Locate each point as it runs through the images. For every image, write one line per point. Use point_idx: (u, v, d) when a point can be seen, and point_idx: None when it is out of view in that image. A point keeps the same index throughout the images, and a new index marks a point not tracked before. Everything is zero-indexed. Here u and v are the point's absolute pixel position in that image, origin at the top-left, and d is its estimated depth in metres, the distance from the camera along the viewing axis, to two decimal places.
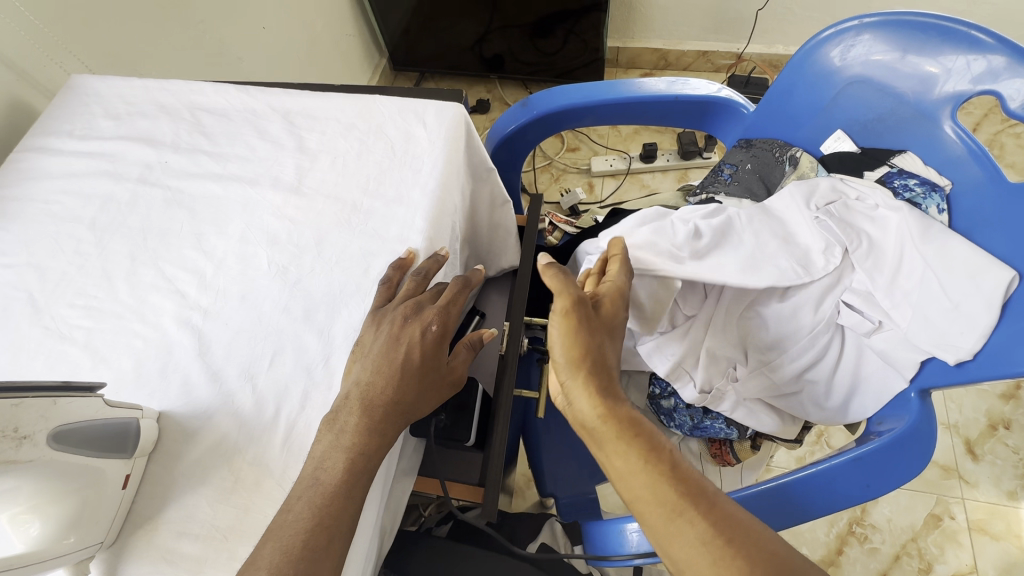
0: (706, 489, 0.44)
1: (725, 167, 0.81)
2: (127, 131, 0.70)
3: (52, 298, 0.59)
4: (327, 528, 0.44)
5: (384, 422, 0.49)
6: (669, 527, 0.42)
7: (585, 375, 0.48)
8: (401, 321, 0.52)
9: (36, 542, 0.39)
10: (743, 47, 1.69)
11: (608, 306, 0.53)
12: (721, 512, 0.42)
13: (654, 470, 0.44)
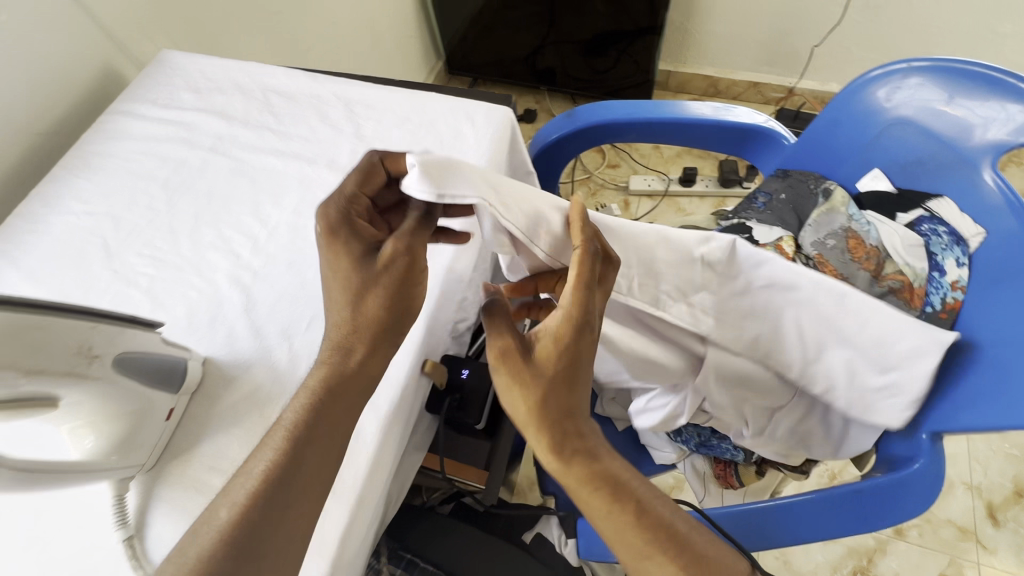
0: (673, 533, 0.45)
1: (761, 195, 0.81)
2: (204, 104, 0.77)
3: (123, 246, 0.65)
4: (288, 489, 0.44)
5: (336, 397, 0.47)
6: (637, 565, 0.45)
7: (536, 430, 0.46)
8: (340, 260, 0.49)
9: (89, 452, 0.44)
10: (795, 82, 1.69)
11: (551, 349, 0.46)
12: (689, 555, 0.44)
13: (626, 521, 0.45)
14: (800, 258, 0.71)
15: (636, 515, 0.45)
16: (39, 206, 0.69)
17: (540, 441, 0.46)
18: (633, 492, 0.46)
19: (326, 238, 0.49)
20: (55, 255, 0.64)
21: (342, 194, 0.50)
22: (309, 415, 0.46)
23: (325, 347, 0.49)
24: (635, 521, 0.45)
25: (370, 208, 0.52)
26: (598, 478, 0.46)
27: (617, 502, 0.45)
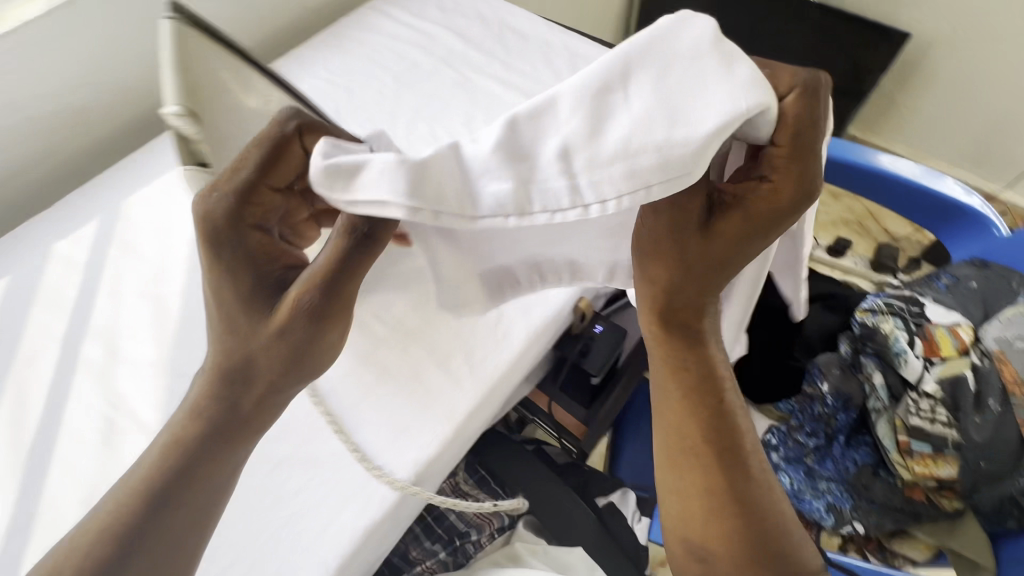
0: (736, 452, 0.43)
1: (943, 275, 0.70)
2: (447, 22, 0.85)
3: (352, 116, 0.74)
4: (134, 554, 0.37)
5: (198, 458, 0.39)
6: (678, 461, 0.44)
7: (658, 283, 0.40)
8: (224, 295, 0.37)
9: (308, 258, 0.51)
10: (999, 189, 1.52)
11: (733, 225, 0.36)
12: (741, 476, 0.43)
13: (694, 421, 0.43)
14: (975, 352, 0.62)
15: (709, 419, 0.43)
16: (293, 67, 0.80)
17: (655, 307, 0.42)
18: (719, 400, 0.44)
19: (206, 253, 0.36)
20: None
21: (232, 188, 0.34)
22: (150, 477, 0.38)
23: (196, 398, 0.40)
24: (708, 424, 0.43)
25: (285, 201, 0.37)
26: (692, 372, 0.43)
27: (699, 400, 0.43)
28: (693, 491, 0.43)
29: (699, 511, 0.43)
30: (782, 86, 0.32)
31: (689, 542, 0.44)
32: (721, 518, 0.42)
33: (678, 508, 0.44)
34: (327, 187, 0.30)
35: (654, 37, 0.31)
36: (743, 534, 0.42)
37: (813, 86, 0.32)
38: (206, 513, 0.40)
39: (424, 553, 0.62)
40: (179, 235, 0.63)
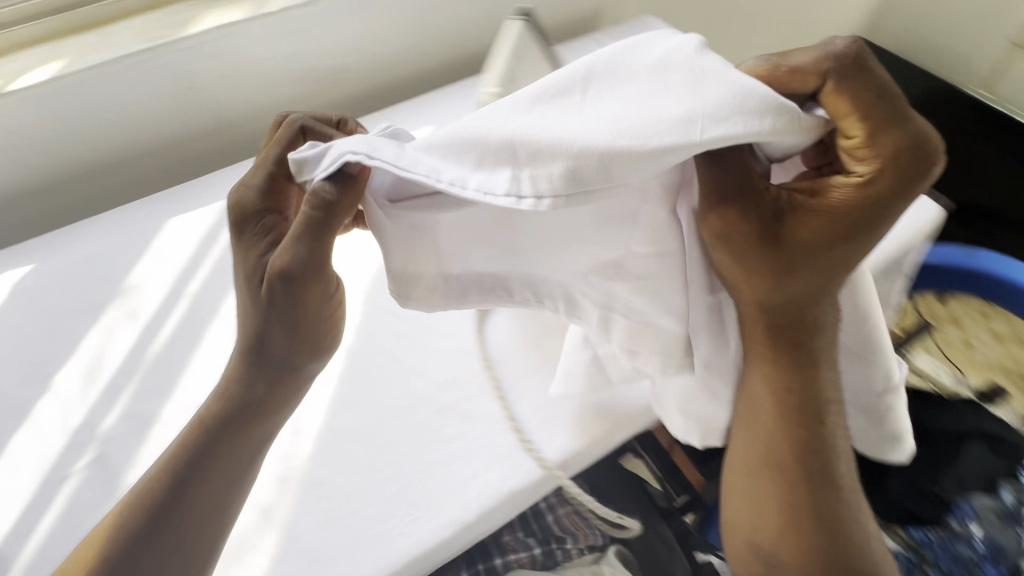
0: (823, 473, 0.45)
1: None
2: None
3: None
4: (165, 515, 0.42)
5: (219, 434, 0.44)
6: (758, 474, 0.47)
7: (755, 293, 0.40)
8: (241, 266, 0.42)
9: None
10: None
11: (815, 227, 0.37)
12: (822, 499, 0.45)
13: (779, 437, 0.45)
14: None
15: (797, 437, 0.45)
16: None
17: (752, 320, 0.42)
18: (813, 420, 0.45)
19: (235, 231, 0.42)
20: None
21: (257, 179, 0.43)
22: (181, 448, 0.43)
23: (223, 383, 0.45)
24: (796, 442, 0.45)
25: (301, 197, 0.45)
26: (787, 389, 0.44)
27: (791, 419, 0.45)
28: (767, 502, 0.46)
29: (777, 522, 0.46)
30: (815, 78, 0.35)
31: (755, 547, 0.47)
32: (794, 532, 0.45)
33: (752, 516, 0.47)
34: (300, 177, 0.38)
35: (618, 50, 0.36)
36: (815, 551, 0.45)
37: (850, 60, 0.35)
38: (229, 497, 0.44)
39: (517, 541, 0.64)
40: None
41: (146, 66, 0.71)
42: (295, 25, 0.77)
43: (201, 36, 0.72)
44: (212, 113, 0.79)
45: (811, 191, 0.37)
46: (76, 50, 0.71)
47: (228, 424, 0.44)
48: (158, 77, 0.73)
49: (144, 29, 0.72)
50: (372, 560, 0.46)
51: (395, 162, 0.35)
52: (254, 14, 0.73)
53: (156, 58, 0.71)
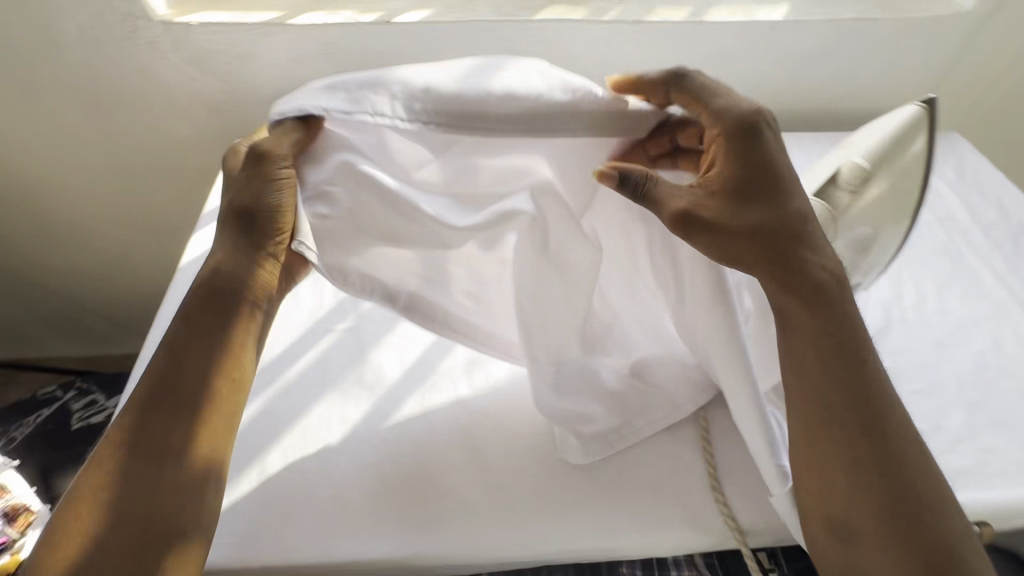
0: (874, 419, 0.44)
1: None
2: (961, 188, 0.81)
3: None
4: (124, 478, 0.43)
5: (166, 383, 0.46)
6: (821, 434, 0.44)
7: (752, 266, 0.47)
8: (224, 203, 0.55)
9: None
10: None
11: (750, 202, 0.47)
12: (889, 458, 0.43)
13: (823, 387, 0.45)
14: None
15: (836, 381, 0.45)
16: None
17: (777, 296, 0.47)
18: (847, 358, 0.45)
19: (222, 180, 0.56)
20: None
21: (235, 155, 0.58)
22: (129, 413, 0.45)
23: (163, 349, 0.48)
24: (835, 390, 0.45)
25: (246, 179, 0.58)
26: (813, 333, 0.45)
27: (822, 358, 0.45)
28: (831, 467, 0.44)
29: (843, 488, 0.43)
30: (654, 99, 0.52)
31: (833, 523, 0.43)
32: (860, 493, 0.43)
33: (818, 485, 0.44)
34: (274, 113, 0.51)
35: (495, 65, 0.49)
36: (882, 510, 0.42)
37: (678, 72, 0.52)
38: (183, 446, 0.45)
39: None
40: None
41: (488, 35, 0.83)
42: (617, 38, 0.84)
43: (541, 24, 0.82)
44: None
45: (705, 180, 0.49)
46: (442, 5, 0.84)
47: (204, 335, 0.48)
48: (491, 46, 0.84)
49: (498, 5, 0.84)
50: (541, 526, 0.49)
51: (344, 108, 0.48)
52: (586, 19, 0.82)
53: (499, 31, 0.82)
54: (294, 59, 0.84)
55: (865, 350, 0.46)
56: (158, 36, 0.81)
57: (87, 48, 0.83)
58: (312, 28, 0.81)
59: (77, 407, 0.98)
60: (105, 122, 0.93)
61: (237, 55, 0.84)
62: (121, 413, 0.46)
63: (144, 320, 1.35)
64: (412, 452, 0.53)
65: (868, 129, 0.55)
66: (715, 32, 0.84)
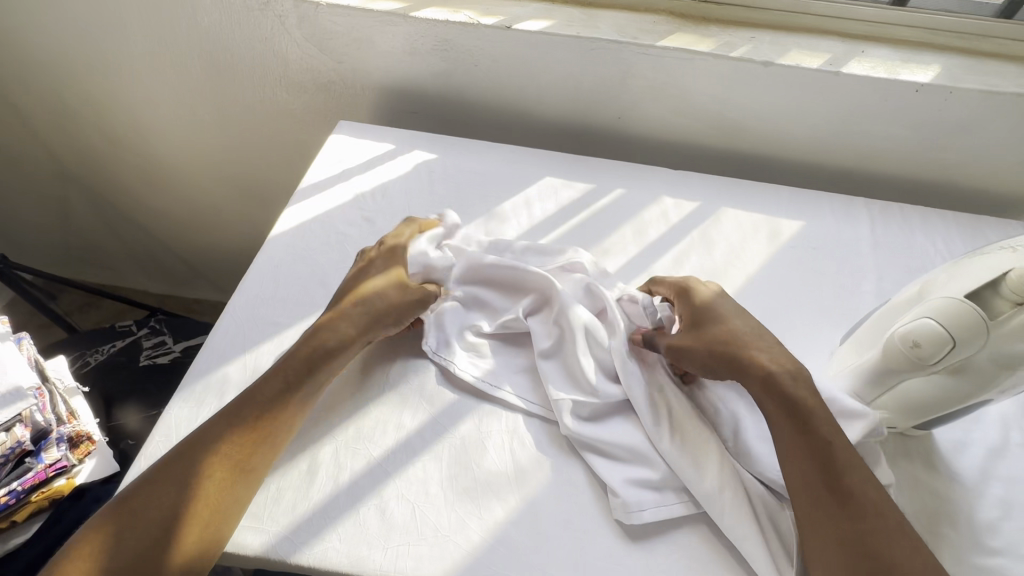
0: (854, 500, 0.44)
1: None
2: None
3: None
4: (193, 492, 0.45)
5: (264, 419, 0.50)
6: (809, 513, 0.45)
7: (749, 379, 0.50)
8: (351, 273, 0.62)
9: (911, 390, 0.48)
10: None
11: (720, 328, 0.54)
12: (875, 535, 0.42)
13: (800, 466, 0.46)
14: None
15: (810, 461, 0.46)
16: (917, 223, 0.79)
17: (765, 400, 0.49)
18: (822, 437, 0.46)
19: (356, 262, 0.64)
20: (895, 257, 0.74)
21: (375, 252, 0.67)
22: (223, 430, 0.48)
23: (269, 383, 0.51)
24: (812, 469, 0.46)
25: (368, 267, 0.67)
26: (794, 443, 0.47)
27: (798, 438, 0.47)
28: (821, 547, 0.44)
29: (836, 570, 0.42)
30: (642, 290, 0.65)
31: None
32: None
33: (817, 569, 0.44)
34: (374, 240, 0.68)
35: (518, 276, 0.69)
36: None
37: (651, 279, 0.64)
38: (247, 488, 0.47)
39: None
40: (744, 268, 0.72)
41: (606, 54, 0.80)
42: (740, 77, 0.79)
43: (663, 51, 0.78)
44: (617, 112, 0.86)
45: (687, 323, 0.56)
46: (565, 18, 0.82)
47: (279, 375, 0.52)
48: (606, 65, 0.81)
49: (621, 25, 0.81)
50: None
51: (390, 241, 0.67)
52: (712, 53, 0.77)
53: (618, 52, 0.79)
54: (407, 50, 0.85)
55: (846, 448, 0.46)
56: (286, 11, 0.84)
57: (221, 13, 0.87)
58: (432, 22, 0.81)
59: (146, 344, 1.03)
60: (223, 85, 0.97)
61: (355, 39, 0.85)
62: (213, 427, 0.49)
63: (219, 271, 1.41)
64: (460, 475, 0.51)
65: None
66: (850, 86, 0.78)
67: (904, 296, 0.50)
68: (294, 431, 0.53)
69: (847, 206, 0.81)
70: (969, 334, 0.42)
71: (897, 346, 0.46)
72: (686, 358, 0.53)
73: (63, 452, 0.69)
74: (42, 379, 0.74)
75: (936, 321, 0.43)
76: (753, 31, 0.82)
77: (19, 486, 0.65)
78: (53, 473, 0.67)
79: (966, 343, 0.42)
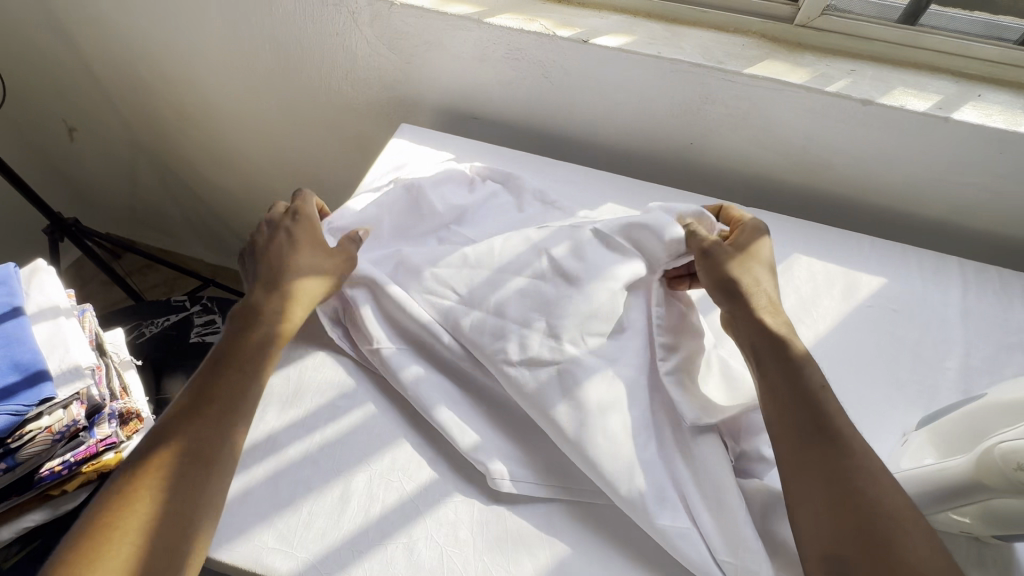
0: (837, 443, 0.45)
1: None
2: None
3: None
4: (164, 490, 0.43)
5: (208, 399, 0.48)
6: (796, 451, 0.45)
7: (777, 339, 0.51)
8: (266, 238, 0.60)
9: (1000, 507, 0.43)
10: None
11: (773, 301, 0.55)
12: (855, 468, 0.44)
13: (785, 406, 0.47)
14: None
15: (797, 405, 0.47)
16: (1019, 293, 0.71)
17: (765, 342, 0.51)
18: (801, 377, 0.49)
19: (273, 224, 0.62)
20: (988, 329, 0.67)
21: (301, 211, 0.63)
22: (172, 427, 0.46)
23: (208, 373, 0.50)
24: (796, 413, 0.47)
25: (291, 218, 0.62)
26: (784, 379, 0.49)
27: (786, 384, 0.49)
28: (807, 483, 0.44)
29: (824, 505, 0.43)
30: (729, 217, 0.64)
31: (827, 561, 0.41)
32: (836, 520, 0.42)
33: (803, 508, 0.44)
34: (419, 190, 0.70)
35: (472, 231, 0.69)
36: (858, 537, 0.41)
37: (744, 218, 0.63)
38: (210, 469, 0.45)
39: None
40: (812, 325, 0.67)
41: (687, 78, 0.75)
42: (833, 113, 0.72)
43: (750, 80, 0.72)
44: (691, 137, 0.81)
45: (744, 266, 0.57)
46: (646, 35, 0.77)
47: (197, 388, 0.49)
48: (686, 89, 0.76)
49: (708, 47, 0.76)
50: None
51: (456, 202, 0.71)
52: (804, 86, 0.71)
53: (701, 76, 0.74)
54: (478, 56, 0.82)
55: (826, 394, 0.48)
56: (359, 8, 0.82)
57: (295, 5, 0.86)
58: (507, 30, 0.77)
59: (198, 322, 1.07)
60: (291, 73, 0.97)
61: (427, 42, 0.83)
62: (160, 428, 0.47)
63: None
64: (493, 523, 0.50)
65: None
66: (960, 134, 0.70)
67: (1007, 399, 0.46)
68: (329, 452, 0.53)
69: (937, 263, 0.74)
70: None
71: (991, 458, 0.42)
72: (710, 264, 0.56)
73: (113, 428, 0.71)
74: (100, 354, 0.77)
75: None
76: (853, 63, 0.75)
77: (71, 457, 0.66)
78: (104, 448, 0.69)
79: None
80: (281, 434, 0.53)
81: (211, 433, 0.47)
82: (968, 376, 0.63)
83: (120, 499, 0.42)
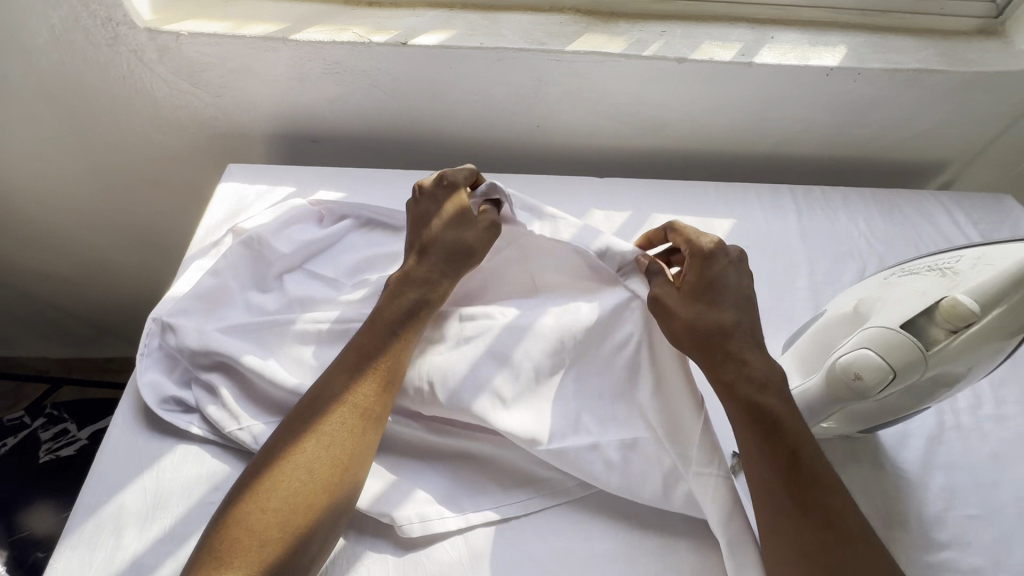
0: (821, 510, 0.42)
1: None
2: None
3: None
4: (263, 492, 0.43)
5: (328, 392, 0.48)
6: (778, 520, 0.43)
7: (747, 404, 0.46)
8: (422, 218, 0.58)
9: (855, 409, 0.48)
10: None
11: (756, 356, 0.49)
12: (843, 536, 0.42)
13: (760, 471, 0.45)
14: None
15: (780, 474, 0.44)
16: (839, 206, 0.79)
17: (738, 407, 0.47)
18: (785, 440, 0.45)
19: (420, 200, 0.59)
20: (821, 244, 0.75)
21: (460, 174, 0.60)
22: (290, 423, 0.47)
23: (340, 365, 0.50)
24: (778, 479, 0.44)
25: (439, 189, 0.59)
26: (761, 448, 0.45)
27: (761, 451, 0.45)
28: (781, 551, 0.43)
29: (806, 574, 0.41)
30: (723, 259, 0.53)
31: None
32: None
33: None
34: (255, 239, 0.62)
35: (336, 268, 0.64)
36: None
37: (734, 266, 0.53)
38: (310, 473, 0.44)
39: None
40: None
41: (514, 64, 0.74)
42: (655, 75, 0.75)
43: (574, 56, 0.73)
44: (536, 121, 0.81)
45: (716, 325, 0.49)
46: (466, 27, 0.75)
47: (361, 347, 0.50)
48: (518, 76, 0.75)
49: (528, 30, 0.75)
50: None
51: (308, 242, 0.64)
52: (623, 54, 0.73)
53: (527, 60, 0.73)
54: (296, 76, 0.76)
55: (810, 453, 0.44)
56: (144, 44, 0.72)
57: (62, 52, 0.74)
58: (317, 45, 0.72)
59: (44, 437, 0.91)
60: (81, 129, 0.84)
61: (234, 70, 0.75)
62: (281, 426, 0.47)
63: (129, 327, 1.27)
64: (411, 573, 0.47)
65: (947, 252, 0.47)
66: (764, 76, 0.76)
67: (842, 311, 0.51)
68: None
69: (772, 195, 0.81)
70: (896, 359, 0.42)
71: (838, 375, 0.46)
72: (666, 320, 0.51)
73: None
74: None
75: (869, 352, 0.43)
76: (663, 26, 0.79)
77: None
78: None
79: (902, 371, 0.43)
80: (146, 556, 0.46)
81: (372, 400, 0.47)
82: (813, 292, 0.70)
83: (290, 443, 0.45)
